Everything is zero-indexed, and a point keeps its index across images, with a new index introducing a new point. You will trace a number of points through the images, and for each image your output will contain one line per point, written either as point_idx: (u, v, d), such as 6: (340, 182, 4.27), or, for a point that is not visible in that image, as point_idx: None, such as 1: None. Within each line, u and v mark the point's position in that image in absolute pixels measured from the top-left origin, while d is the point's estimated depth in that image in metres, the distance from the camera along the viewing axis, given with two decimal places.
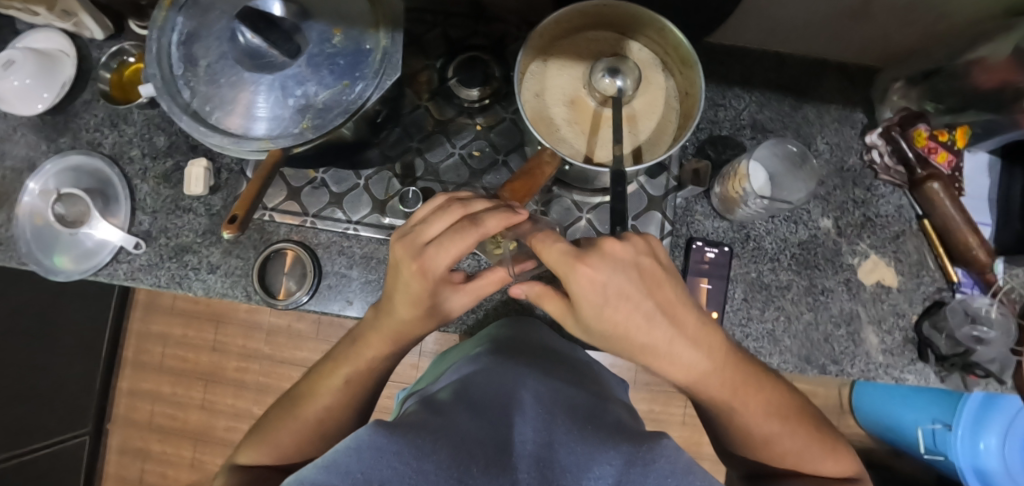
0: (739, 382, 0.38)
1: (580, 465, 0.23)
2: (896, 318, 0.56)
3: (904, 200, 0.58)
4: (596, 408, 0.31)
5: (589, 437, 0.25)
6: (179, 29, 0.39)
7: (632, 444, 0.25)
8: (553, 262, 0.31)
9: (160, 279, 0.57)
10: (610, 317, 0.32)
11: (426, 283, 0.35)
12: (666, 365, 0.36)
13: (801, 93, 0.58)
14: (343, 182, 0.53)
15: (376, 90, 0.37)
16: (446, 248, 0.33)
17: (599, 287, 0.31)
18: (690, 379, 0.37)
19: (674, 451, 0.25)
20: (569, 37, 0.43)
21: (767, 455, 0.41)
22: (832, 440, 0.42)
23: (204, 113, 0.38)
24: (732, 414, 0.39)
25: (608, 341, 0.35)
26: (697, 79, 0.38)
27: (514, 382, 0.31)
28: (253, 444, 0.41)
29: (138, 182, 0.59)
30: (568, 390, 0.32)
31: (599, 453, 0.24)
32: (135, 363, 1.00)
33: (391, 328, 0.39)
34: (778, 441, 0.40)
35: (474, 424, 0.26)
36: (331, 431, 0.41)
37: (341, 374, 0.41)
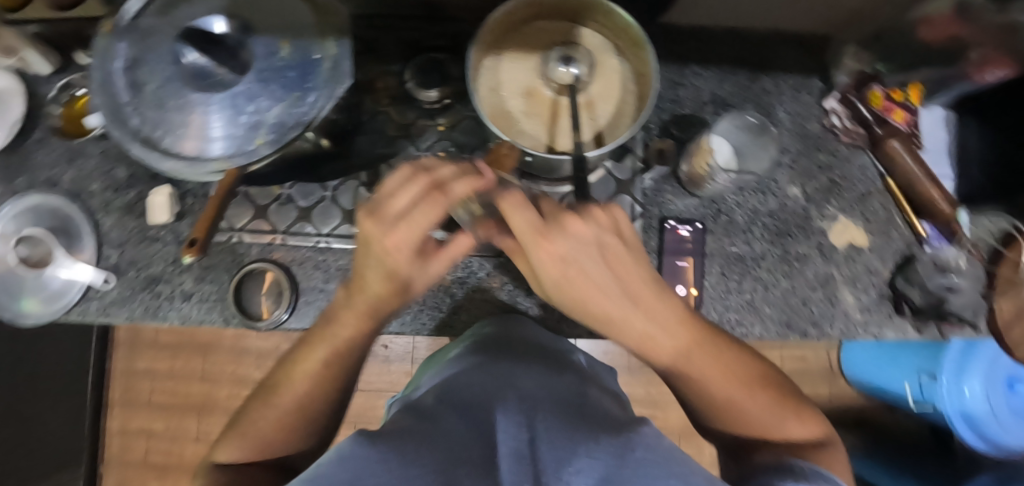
0: (699, 346, 0.38)
1: (561, 460, 0.23)
2: (870, 276, 0.57)
3: (867, 161, 0.59)
4: (577, 400, 0.30)
5: (571, 429, 0.25)
6: (123, 56, 0.38)
7: (611, 433, 0.25)
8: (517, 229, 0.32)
9: (134, 312, 0.56)
10: (566, 280, 0.33)
11: (401, 257, 0.35)
12: (620, 331, 0.37)
13: (759, 65, 0.59)
14: (310, 196, 0.53)
15: (330, 100, 0.37)
16: (412, 217, 0.33)
17: (557, 251, 0.32)
18: (646, 346, 0.38)
19: (654, 439, 0.25)
20: (519, 29, 0.43)
21: (734, 420, 0.39)
22: (797, 403, 0.40)
23: (156, 139, 0.38)
24: (693, 380, 0.39)
25: (568, 306, 0.36)
26: (649, 60, 0.39)
27: (500, 383, 0.31)
28: (229, 441, 0.38)
29: (101, 216, 0.57)
30: (557, 386, 0.32)
31: (579, 447, 0.24)
32: (124, 402, 0.98)
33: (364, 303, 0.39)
34: (742, 404, 0.39)
35: (461, 427, 0.26)
36: (312, 417, 0.39)
37: (317, 355, 0.40)
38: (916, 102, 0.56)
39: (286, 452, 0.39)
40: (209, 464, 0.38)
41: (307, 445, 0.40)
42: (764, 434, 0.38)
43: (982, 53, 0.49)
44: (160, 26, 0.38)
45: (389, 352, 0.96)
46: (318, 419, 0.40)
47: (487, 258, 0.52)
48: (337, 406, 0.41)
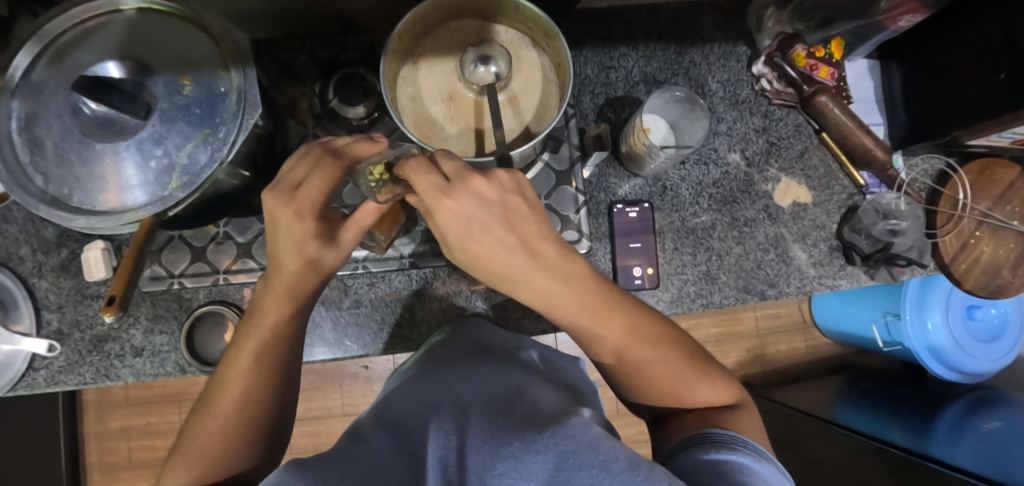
0: (612, 308, 0.38)
1: (486, 464, 0.23)
2: (818, 231, 0.59)
3: (800, 119, 0.60)
4: (513, 394, 0.30)
5: (499, 429, 0.25)
6: (17, 114, 0.36)
7: (539, 429, 0.25)
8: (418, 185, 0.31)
9: (85, 376, 0.53)
10: (468, 241, 0.33)
11: (306, 224, 0.35)
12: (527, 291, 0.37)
13: (683, 38, 0.60)
14: (248, 230, 0.51)
15: (239, 131, 0.36)
16: (357, 218, 0.37)
17: (455, 215, 0.31)
18: (553, 305, 0.38)
19: (581, 429, 0.24)
20: (431, 33, 0.42)
21: (646, 384, 0.39)
22: (708, 367, 0.40)
23: (64, 197, 0.36)
24: (605, 341, 0.39)
25: (474, 267, 0.36)
26: (563, 49, 0.39)
27: (438, 391, 0.31)
28: (170, 471, 0.35)
29: (35, 280, 0.55)
30: (491, 384, 0.31)
31: (503, 448, 0.24)
32: (102, 466, 0.95)
33: (282, 281, 0.37)
34: (653, 367, 0.38)
35: (394, 448, 0.25)
36: (256, 421, 0.37)
37: (246, 351, 0.37)
38: (838, 56, 0.57)
39: (235, 465, 0.36)
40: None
41: (257, 452, 0.37)
42: (679, 404, 0.38)
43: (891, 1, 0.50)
44: (52, 78, 0.37)
45: (369, 371, 0.95)
46: (263, 424, 0.37)
47: (439, 268, 0.52)
48: (282, 405, 0.39)
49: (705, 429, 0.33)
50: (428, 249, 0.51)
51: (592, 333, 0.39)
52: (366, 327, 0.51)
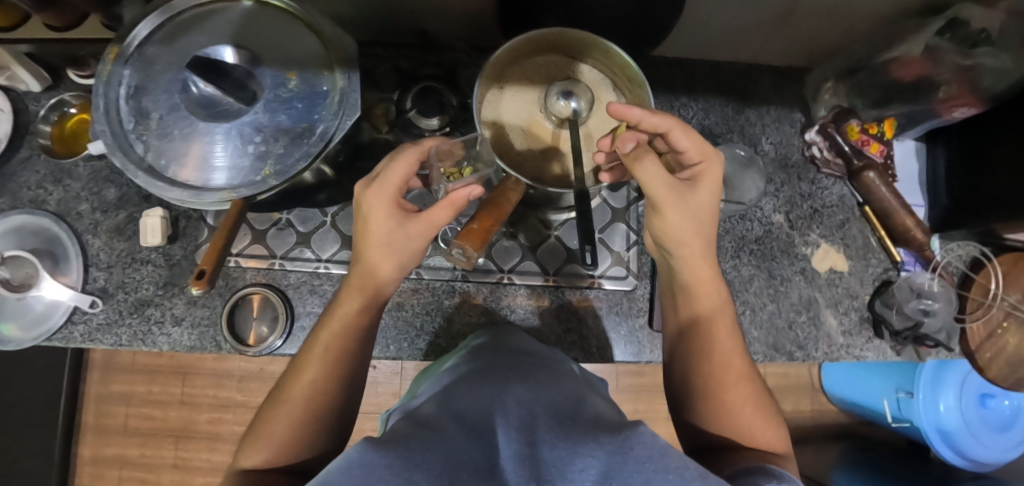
0: (727, 308, 0.41)
1: (563, 459, 0.24)
2: (850, 300, 0.60)
3: (845, 190, 0.62)
4: (575, 404, 0.31)
5: (571, 432, 0.26)
6: (127, 82, 0.38)
7: (611, 433, 0.26)
8: (702, 145, 0.38)
9: (121, 337, 0.54)
10: (705, 200, 0.38)
11: (382, 205, 0.36)
12: (693, 260, 0.40)
13: (742, 97, 0.62)
14: (309, 221, 0.53)
15: (335, 132, 0.38)
16: (427, 213, 0.37)
17: (718, 176, 0.38)
18: (699, 282, 0.41)
19: (650, 437, 0.25)
20: (520, 62, 0.45)
21: (716, 404, 0.38)
22: (769, 411, 0.39)
23: (160, 167, 0.37)
24: (714, 339, 0.40)
25: (684, 222, 0.37)
26: (646, 98, 0.41)
27: (496, 390, 0.31)
28: (245, 451, 0.37)
29: (89, 237, 0.56)
30: (557, 391, 0.32)
31: (580, 447, 0.25)
32: (96, 427, 0.93)
33: (371, 271, 0.39)
34: (735, 388, 0.38)
35: (463, 439, 0.25)
36: (324, 413, 0.38)
37: (325, 338, 0.40)
38: (889, 135, 0.58)
39: (302, 452, 0.37)
40: (230, 473, 0.36)
41: (320, 443, 0.38)
42: (741, 440, 0.37)
43: (948, 91, 0.52)
44: (164, 54, 0.38)
45: (376, 373, 0.95)
46: (331, 414, 0.38)
47: (486, 285, 0.53)
48: (348, 398, 0.40)
49: (764, 462, 0.32)
50: (480, 265, 0.53)
51: (708, 323, 0.40)
52: (405, 332, 0.52)
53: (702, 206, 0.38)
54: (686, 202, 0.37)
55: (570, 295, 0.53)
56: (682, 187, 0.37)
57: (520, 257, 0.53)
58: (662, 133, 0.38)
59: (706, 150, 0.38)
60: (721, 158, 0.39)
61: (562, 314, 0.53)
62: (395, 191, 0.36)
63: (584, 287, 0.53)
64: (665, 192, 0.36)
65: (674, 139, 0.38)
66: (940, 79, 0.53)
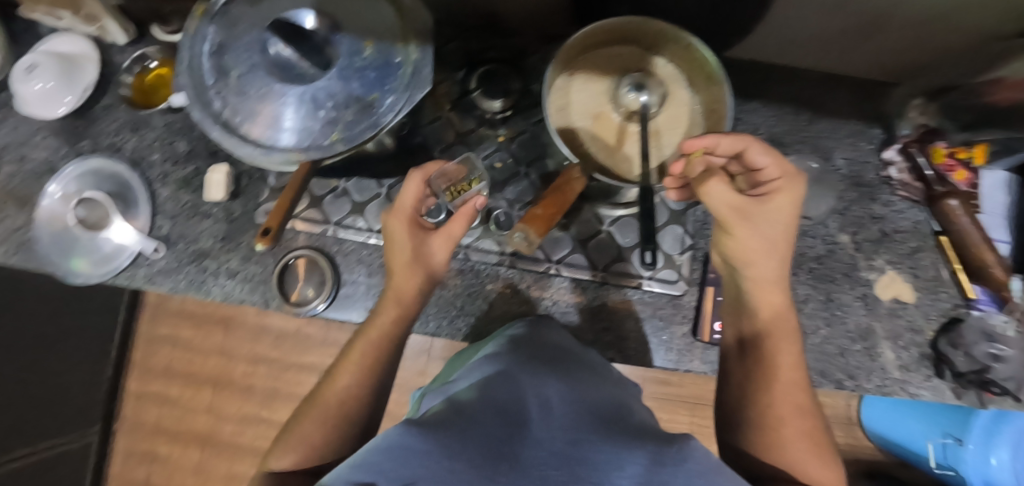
0: (791, 333, 0.39)
1: (610, 463, 0.23)
2: (912, 334, 0.56)
3: (921, 217, 0.58)
4: (617, 408, 0.30)
5: (615, 437, 0.25)
6: (211, 39, 0.39)
7: (660, 444, 0.25)
8: (781, 163, 0.36)
9: (178, 284, 0.57)
10: (779, 221, 0.36)
11: (404, 225, 0.40)
12: (761, 281, 0.38)
13: (818, 107, 0.59)
14: (366, 191, 0.54)
15: (404, 104, 0.38)
16: (444, 228, 0.41)
17: (795, 198, 0.36)
18: (767, 306, 0.39)
19: (702, 452, 0.24)
20: (593, 51, 0.44)
21: (768, 435, 0.36)
22: (826, 449, 0.36)
23: (235, 124, 0.38)
24: (775, 366, 0.38)
25: (753, 245, 0.36)
26: (724, 95, 0.39)
27: (537, 384, 0.30)
28: (275, 455, 0.39)
29: (158, 186, 0.59)
30: (602, 394, 0.31)
31: (627, 453, 0.24)
32: (142, 366, 0.99)
33: (401, 284, 0.41)
34: (791, 423, 0.36)
35: (505, 429, 0.25)
36: (347, 424, 0.39)
37: (355, 351, 0.41)
38: (979, 162, 0.55)
39: (328, 457, 0.38)
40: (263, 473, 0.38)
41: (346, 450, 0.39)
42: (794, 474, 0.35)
43: None
44: (248, 14, 0.39)
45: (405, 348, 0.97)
46: (359, 421, 0.40)
47: (532, 273, 0.52)
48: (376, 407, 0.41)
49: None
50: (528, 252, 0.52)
51: (768, 350, 0.38)
52: (446, 310, 0.52)
53: (774, 228, 0.36)
54: (753, 225, 0.36)
55: (614, 294, 0.52)
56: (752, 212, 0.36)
57: (569, 249, 0.53)
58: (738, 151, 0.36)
59: (785, 169, 0.36)
60: (802, 177, 0.36)
61: (603, 312, 0.52)
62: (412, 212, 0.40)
63: (630, 287, 0.52)
64: (729, 214, 0.35)
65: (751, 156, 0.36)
66: None
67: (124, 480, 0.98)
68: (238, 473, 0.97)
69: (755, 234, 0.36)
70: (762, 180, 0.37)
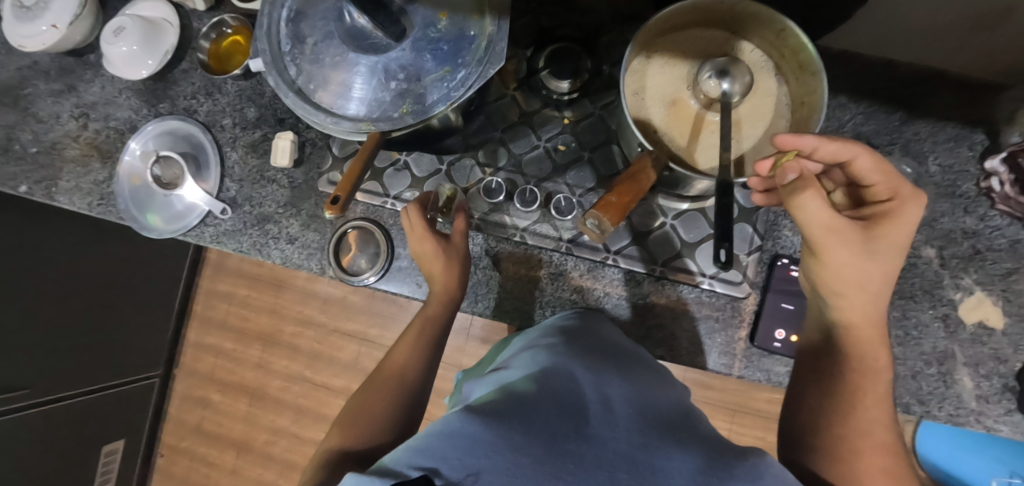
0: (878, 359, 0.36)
1: (678, 472, 0.22)
2: (996, 364, 0.51)
3: (1022, 236, 0.52)
4: (681, 413, 0.29)
5: (683, 445, 0.24)
6: (289, 6, 0.40)
7: (728, 457, 0.24)
8: (891, 180, 0.34)
9: (242, 245, 0.60)
10: (890, 243, 0.33)
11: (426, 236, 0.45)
12: (851, 307, 0.35)
13: (913, 108, 0.54)
14: (425, 166, 0.54)
15: (477, 80, 0.37)
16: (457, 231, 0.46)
17: (911, 222, 0.33)
18: (851, 330, 0.36)
19: (780, 473, 0.23)
20: (674, 32, 0.41)
21: (846, 463, 0.34)
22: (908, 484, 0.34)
23: (308, 91, 0.39)
24: (859, 395, 0.35)
25: (850, 270, 0.33)
26: (819, 87, 0.35)
27: (598, 379, 0.29)
28: (331, 434, 0.42)
29: (227, 150, 0.62)
30: (664, 396, 0.30)
31: (693, 461, 0.23)
32: (201, 316, 1.06)
33: (436, 276, 0.46)
34: (872, 459, 0.33)
35: (569, 425, 0.24)
36: (397, 400, 0.43)
37: (408, 338, 0.47)
38: None
39: (382, 427, 0.41)
40: (320, 452, 0.41)
41: (399, 421, 0.42)
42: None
43: None
44: None
45: None
46: (411, 393, 0.44)
47: (587, 262, 0.51)
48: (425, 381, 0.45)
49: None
50: (586, 240, 0.51)
51: (853, 379, 0.35)
52: (495, 292, 0.52)
53: (880, 254, 0.33)
54: (858, 246, 0.32)
55: (671, 291, 0.50)
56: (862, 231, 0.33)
57: (628, 241, 0.51)
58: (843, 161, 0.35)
59: (899, 188, 0.34)
60: (922, 198, 0.34)
61: (658, 308, 0.50)
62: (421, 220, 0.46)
63: (689, 285, 0.50)
64: (823, 234, 0.32)
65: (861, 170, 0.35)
66: None
67: (180, 421, 1.06)
68: (281, 427, 1.03)
69: (861, 256, 0.33)
70: (873, 199, 0.36)
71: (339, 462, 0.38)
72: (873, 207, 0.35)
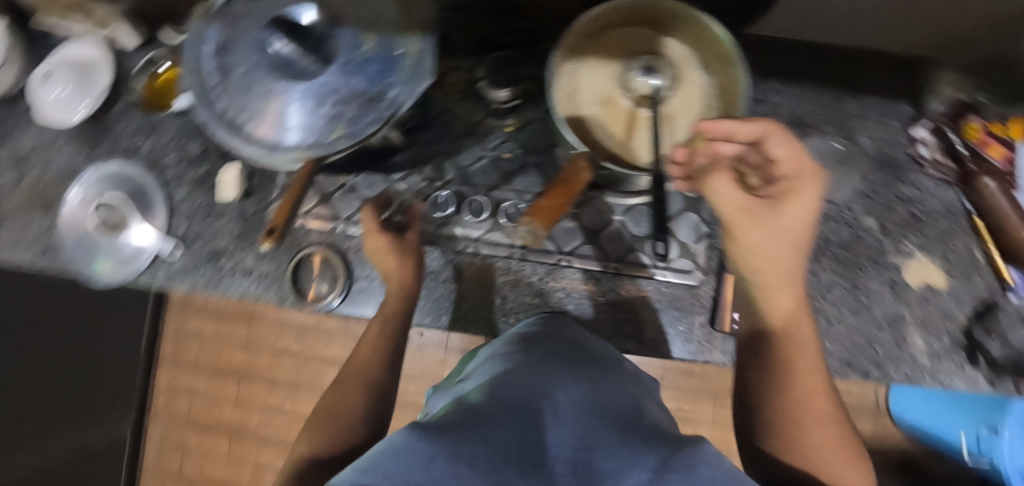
0: (808, 331, 0.37)
1: (620, 470, 0.22)
2: (944, 321, 0.53)
3: (953, 198, 0.55)
4: (632, 412, 0.29)
5: (630, 439, 0.24)
6: (213, 39, 0.39)
7: (672, 449, 0.24)
8: (796, 157, 0.35)
9: (197, 282, 0.58)
10: (797, 217, 0.35)
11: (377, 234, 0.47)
12: (772, 282, 0.37)
13: (845, 85, 0.56)
14: (374, 186, 0.54)
15: (408, 98, 0.38)
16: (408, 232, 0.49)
17: (813, 196, 0.35)
18: (784, 308, 0.37)
19: (715, 457, 0.23)
20: (603, 35, 0.42)
21: (795, 436, 0.35)
22: (852, 447, 0.36)
23: (239, 123, 0.38)
24: (792, 371, 0.36)
25: (764, 245, 0.35)
26: (742, 81, 0.38)
27: (548, 384, 0.30)
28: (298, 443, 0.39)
29: (173, 188, 0.60)
30: (615, 395, 0.30)
31: (638, 459, 0.23)
32: (173, 360, 1.01)
33: (391, 272, 0.47)
34: (813, 428, 0.35)
35: (513, 432, 0.24)
36: (366, 398, 0.41)
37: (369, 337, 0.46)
38: (1019, 137, 0.51)
39: (353, 425, 0.39)
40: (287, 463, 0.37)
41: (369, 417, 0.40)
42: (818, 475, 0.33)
43: None
44: (249, 12, 0.39)
45: (423, 339, 0.99)
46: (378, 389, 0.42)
47: (544, 265, 0.52)
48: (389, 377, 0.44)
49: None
50: (539, 244, 0.52)
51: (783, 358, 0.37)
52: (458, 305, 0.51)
53: (793, 229, 0.35)
54: (767, 222, 0.35)
55: (628, 285, 0.51)
56: (777, 207, 0.35)
57: (581, 241, 0.52)
58: (757, 141, 0.36)
59: (802, 165, 0.36)
60: (821, 173, 0.35)
61: (619, 304, 0.51)
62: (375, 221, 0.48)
63: (645, 277, 0.51)
64: (738, 215, 0.35)
65: (769, 148, 0.35)
66: None
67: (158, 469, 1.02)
68: (266, 462, 1.01)
69: (771, 229, 0.35)
70: (778, 177, 0.36)
71: (307, 465, 0.35)
72: (779, 186, 0.36)
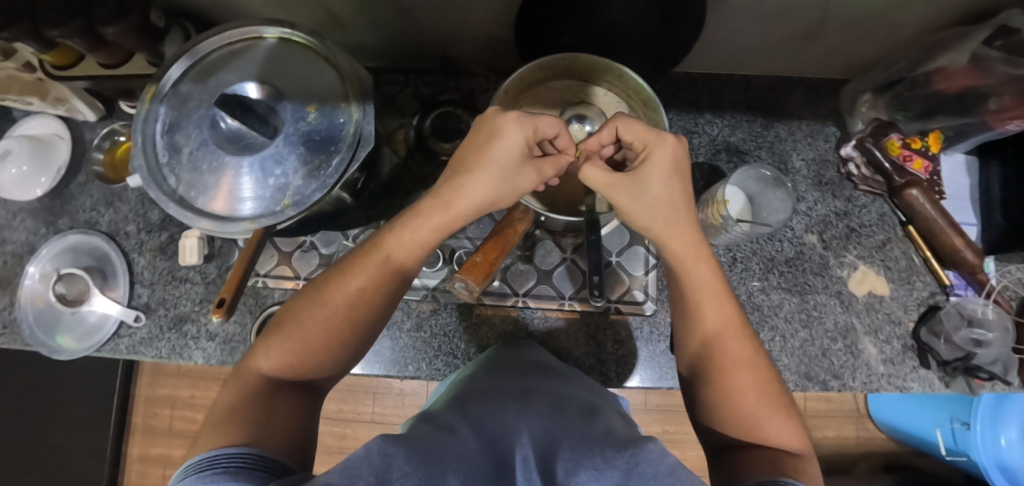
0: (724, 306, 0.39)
1: (569, 470, 0.26)
2: (893, 326, 0.56)
3: (886, 208, 0.58)
4: (585, 416, 0.32)
5: (584, 447, 0.28)
6: (162, 119, 0.40)
7: (618, 449, 0.27)
8: (640, 132, 0.36)
9: (161, 350, 0.58)
10: (660, 185, 0.36)
11: (508, 154, 0.36)
12: (691, 280, 0.39)
13: (771, 113, 0.60)
14: (332, 244, 0.56)
15: (351, 162, 0.39)
16: (540, 164, 0.38)
17: (666, 159, 0.35)
18: (699, 290, 0.39)
19: (657, 455, 0.26)
20: (535, 89, 0.45)
21: (731, 413, 0.36)
22: (786, 406, 0.37)
23: (190, 199, 0.39)
24: (726, 364, 0.37)
25: (636, 210, 0.37)
26: (661, 122, 0.42)
27: (501, 409, 0.33)
28: (254, 355, 0.37)
29: (135, 255, 0.60)
30: (567, 405, 0.34)
31: (585, 459, 0.26)
32: (145, 428, 0.99)
33: (474, 191, 0.37)
34: (753, 405, 0.36)
35: (473, 444, 0.28)
36: (330, 361, 0.38)
37: (354, 283, 0.38)
38: (935, 150, 0.54)
39: (315, 374, 0.38)
40: (242, 373, 0.37)
41: (333, 369, 0.39)
42: (746, 437, 0.36)
43: (1001, 102, 0.48)
44: (197, 92, 0.41)
45: (403, 385, 1.00)
46: (351, 344, 0.39)
47: (503, 307, 0.53)
48: (365, 340, 0.40)
49: (777, 476, 0.30)
50: (496, 288, 0.53)
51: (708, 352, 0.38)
52: (423, 352, 0.52)
53: (662, 197, 0.37)
54: (626, 189, 0.36)
55: (589, 318, 0.52)
56: (630, 173, 0.36)
57: (536, 281, 0.53)
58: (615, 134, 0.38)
59: (646, 137, 0.36)
60: (668, 139, 0.35)
61: (579, 337, 0.52)
62: (511, 161, 0.36)
63: (604, 310, 0.52)
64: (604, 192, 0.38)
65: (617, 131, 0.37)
66: (985, 90, 0.49)
67: None
68: None
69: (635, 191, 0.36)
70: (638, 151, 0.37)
71: (264, 393, 0.35)
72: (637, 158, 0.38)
